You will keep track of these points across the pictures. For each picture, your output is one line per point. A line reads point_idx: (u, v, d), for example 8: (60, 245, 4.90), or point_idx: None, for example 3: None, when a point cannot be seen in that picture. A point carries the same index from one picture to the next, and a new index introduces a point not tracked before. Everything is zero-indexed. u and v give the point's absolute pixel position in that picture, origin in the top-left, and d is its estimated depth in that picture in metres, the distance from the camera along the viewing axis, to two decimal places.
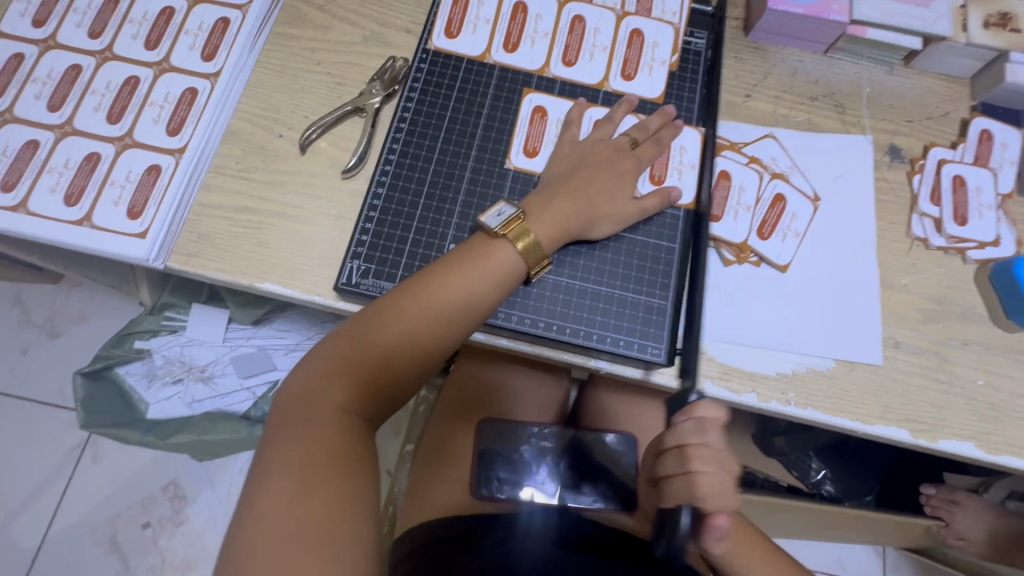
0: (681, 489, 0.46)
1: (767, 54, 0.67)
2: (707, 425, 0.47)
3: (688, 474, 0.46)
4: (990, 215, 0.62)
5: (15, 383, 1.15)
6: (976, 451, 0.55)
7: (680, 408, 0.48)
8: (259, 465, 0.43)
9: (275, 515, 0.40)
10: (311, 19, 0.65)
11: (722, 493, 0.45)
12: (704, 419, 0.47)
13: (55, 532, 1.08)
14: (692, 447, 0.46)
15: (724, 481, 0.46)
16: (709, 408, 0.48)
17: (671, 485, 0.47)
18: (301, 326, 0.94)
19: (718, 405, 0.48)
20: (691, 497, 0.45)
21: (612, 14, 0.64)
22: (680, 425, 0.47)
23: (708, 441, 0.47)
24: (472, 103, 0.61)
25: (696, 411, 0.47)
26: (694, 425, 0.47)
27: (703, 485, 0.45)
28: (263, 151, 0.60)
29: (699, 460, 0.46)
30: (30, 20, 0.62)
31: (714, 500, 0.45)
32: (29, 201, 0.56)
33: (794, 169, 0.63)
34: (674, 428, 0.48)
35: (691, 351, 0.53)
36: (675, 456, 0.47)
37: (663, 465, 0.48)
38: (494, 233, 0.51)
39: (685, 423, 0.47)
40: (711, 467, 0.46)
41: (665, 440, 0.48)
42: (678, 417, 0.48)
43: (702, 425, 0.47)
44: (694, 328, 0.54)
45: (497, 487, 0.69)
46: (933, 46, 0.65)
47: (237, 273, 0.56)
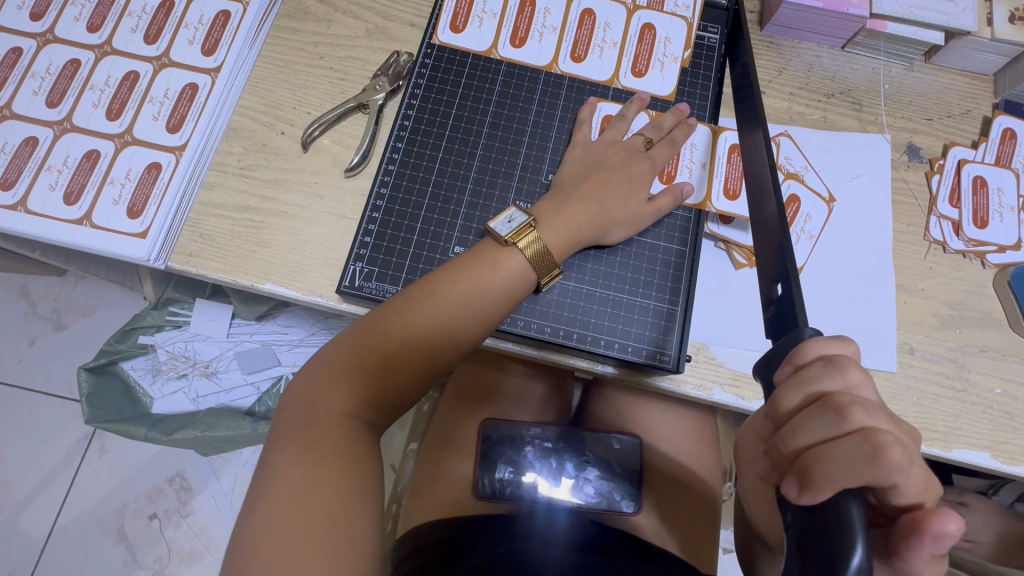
0: (852, 465, 0.30)
1: (782, 49, 0.65)
2: (844, 363, 0.34)
3: (854, 434, 0.31)
4: (1011, 217, 0.61)
5: (21, 375, 1.15)
6: (990, 462, 0.54)
7: (788, 356, 0.37)
8: (263, 468, 0.43)
9: (278, 518, 0.39)
10: (312, 12, 0.63)
11: (914, 460, 0.31)
12: (838, 357, 0.34)
13: (62, 523, 1.09)
14: (838, 396, 0.33)
15: (906, 441, 0.32)
16: (833, 346, 0.36)
17: (829, 458, 0.31)
18: (305, 321, 0.95)
19: (846, 340, 0.35)
20: (863, 471, 0.30)
21: (623, 8, 0.62)
22: (805, 371, 0.35)
23: (853, 387, 0.34)
24: (479, 99, 0.60)
25: (818, 353, 0.35)
26: (828, 366, 0.34)
27: (892, 449, 0.30)
28: (265, 149, 0.59)
29: (858, 413, 0.32)
30: (28, 13, 0.61)
31: (907, 474, 0.30)
32: (28, 199, 0.55)
33: (808, 168, 0.61)
34: (800, 374, 0.35)
35: (795, 292, 0.41)
36: (821, 411, 0.33)
37: (803, 426, 0.33)
38: (505, 241, 0.49)
39: (811, 368, 0.35)
40: (883, 424, 0.32)
41: (791, 397, 0.35)
42: (794, 365, 0.36)
43: (837, 364, 0.34)
44: (789, 270, 0.42)
45: (502, 486, 0.67)
46: (956, 41, 0.63)
47: (239, 273, 0.55)
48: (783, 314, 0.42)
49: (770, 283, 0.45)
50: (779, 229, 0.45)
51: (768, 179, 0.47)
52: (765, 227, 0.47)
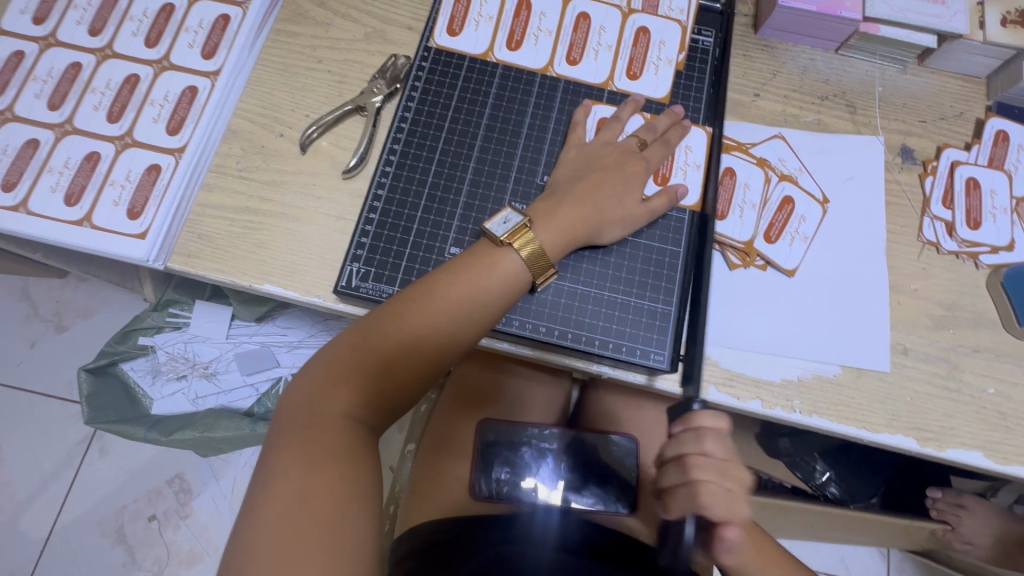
0: (683, 497, 0.46)
1: (777, 52, 0.66)
2: (704, 433, 0.46)
3: (690, 484, 0.46)
4: (1004, 218, 0.61)
5: (22, 376, 1.15)
6: (984, 461, 0.54)
7: (680, 417, 0.48)
8: (263, 469, 0.43)
9: (278, 519, 0.40)
10: (311, 16, 0.64)
11: (725, 501, 0.46)
12: (703, 427, 0.46)
13: (61, 524, 1.09)
14: (692, 457, 0.46)
15: (728, 489, 0.46)
16: (710, 418, 0.47)
17: (672, 491, 0.47)
18: (304, 323, 0.94)
19: (719, 415, 0.47)
20: (693, 504, 0.46)
21: (617, 12, 0.62)
22: (680, 434, 0.47)
23: (707, 452, 0.46)
24: (475, 101, 0.60)
25: (697, 422, 0.47)
26: (693, 433, 0.46)
27: (710, 487, 0.45)
28: (264, 151, 0.60)
29: (701, 471, 0.46)
30: (30, 18, 0.61)
31: (717, 511, 0.45)
32: (29, 201, 0.56)
33: (802, 170, 0.62)
34: (675, 438, 0.47)
35: (697, 367, 0.51)
36: (676, 464, 0.47)
37: (664, 475, 0.48)
38: (500, 241, 0.50)
39: (683, 434, 0.47)
40: (714, 479, 0.46)
41: (665, 453, 0.48)
42: (682, 425, 0.47)
43: (699, 434, 0.46)
44: (697, 345, 0.52)
45: (498, 487, 0.68)
46: (949, 44, 0.63)
47: (238, 274, 0.56)
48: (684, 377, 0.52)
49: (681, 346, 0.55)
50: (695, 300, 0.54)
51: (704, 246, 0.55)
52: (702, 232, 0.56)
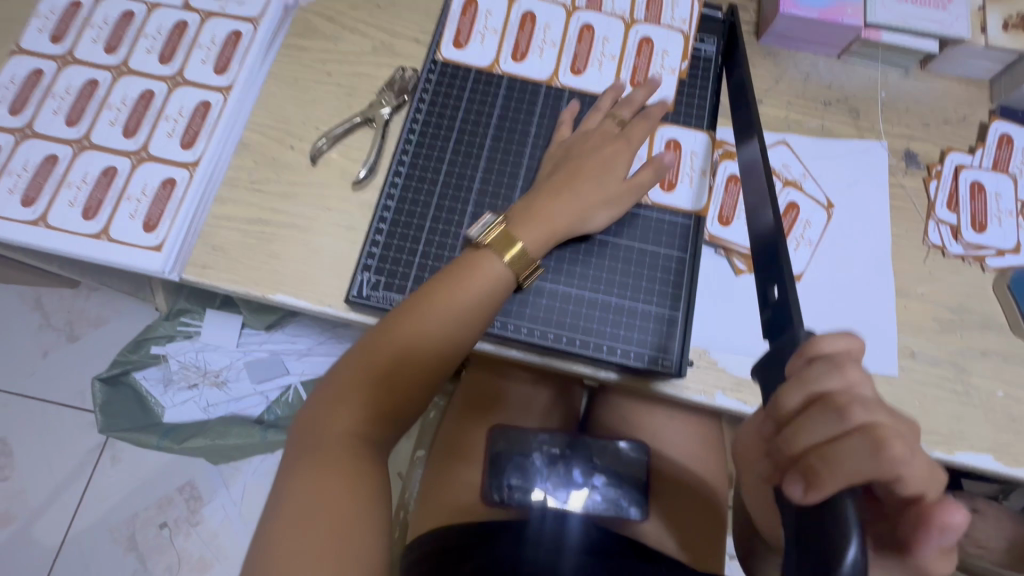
0: (857, 461, 0.31)
1: (779, 59, 0.67)
2: (841, 361, 0.34)
3: (853, 432, 0.32)
4: (1009, 221, 0.61)
5: (36, 386, 1.17)
6: (995, 464, 0.54)
7: (798, 350, 0.36)
8: (275, 488, 0.44)
9: (287, 536, 0.40)
10: (320, 31, 0.66)
11: (912, 448, 0.32)
12: (837, 354, 0.34)
13: (75, 532, 1.10)
14: (837, 395, 0.33)
15: (903, 430, 0.33)
16: (840, 343, 0.35)
17: (836, 459, 0.31)
18: (313, 330, 0.96)
19: (851, 336, 0.35)
20: (865, 467, 0.31)
21: (621, 22, 0.63)
22: (806, 368, 0.35)
23: (853, 385, 0.34)
24: (481, 112, 0.61)
25: (826, 348, 0.35)
26: (828, 367, 0.34)
27: (890, 445, 0.31)
28: (275, 163, 0.61)
29: (857, 409, 0.33)
30: (48, 37, 0.63)
31: (908, 466, 0.32)
32: (48, 215, 0.57)
33: (806, 176, 0.62)
34: (799, 373, 0.35)
35: (790, 300, 0.41)
36: (818, 413, 0.33)
37: (804, 427, 0.33)
38: (477, 243, 0.52)
39: (809, 367, 0.35)
40: (881, 419, 0.32)
41: (791, 398, 0.35)
42: (807, 357, 0.35)
43: (836, 364, 0.34)
44: (784, 274, 0.42)
45: (509, 493, 0.68)
46: (950, 49, 0.64)
47: (250, 284, 0.57)
48: (777, 318, 0.42)
49: (766, 284, 0.46)
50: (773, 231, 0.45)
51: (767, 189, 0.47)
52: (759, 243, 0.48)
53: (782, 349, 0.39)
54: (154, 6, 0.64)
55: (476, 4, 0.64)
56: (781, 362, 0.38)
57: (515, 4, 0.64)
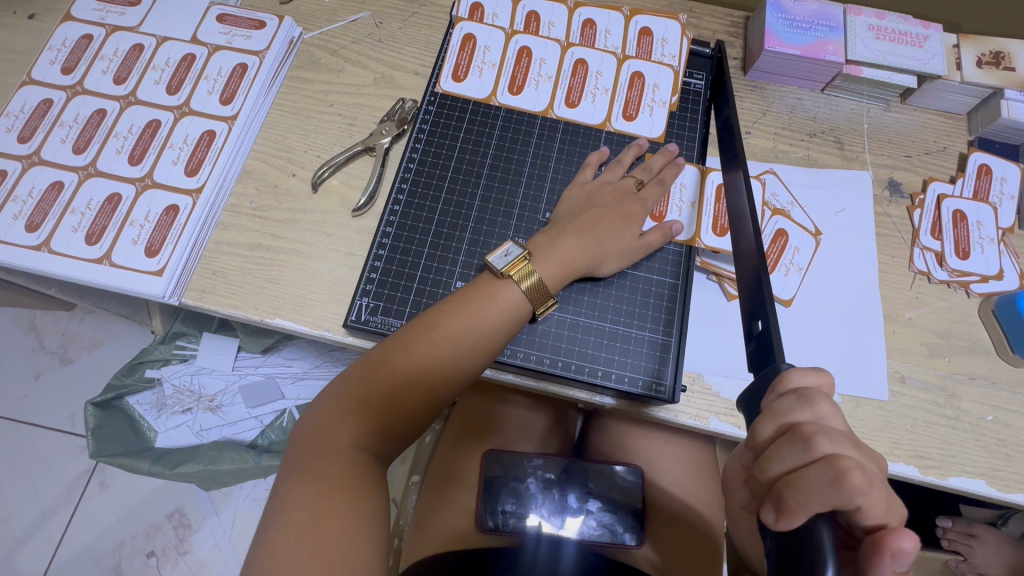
0: (820, 492, 0.31)
1: (765, 92, 0.70)
2: (812, 395, 0.35)
3: (820, 461, 0.32)
4: (992, 248, 0.63)
5: (27, 410, 1.16)
6: (986, 489, 0.54)
7: (770, 383, 0.37)
8: (274, 501, 0.43)
9: (292, 547, 0.40)
10: (324, 64, 0.68)
11: (878, 482, 0.31)
12: (807, 388, 0.35)
13: (59, 561, 1.07)
14: (805, 426, 0.34)
15: (869, 465, 0.32)
16: (809, 376, 0.36)
17: (803, 488, 0.31)
18: (309, 354, 0.97)
19: (822, 371, 0.36)
20: (829, 497, 0.30)
21: (613, 57, 0.66)
22: (779, 402, 0.36)
23: (823, 418, 0.34)
24: (479, 141, 0.63)
25: (796, 383, 0.36)
26: (798, 399, 0.35)
27: (853, 474, 0.30)
28: (277, 190, 0.62)
29: (823, 441, 0.32)
30: (59, 68, 0.65)
31: (869, 498, 0.30)
32: (51, 240, 0.58)
33: (794, 204, 0.64)
34: (773, 405, 0.36)
35: (773, 331, 0.42)
36: (788, 442, 0.34)
37: (775, 455, 0.34)
38: (500, 273, 0.52)
39: (782, 401, 0.36)
40: (849, 452, 0.32)
41: (764, 428, 0.36)
42: (777, 392, 0.37)
43: (807, 397, 0.34)
44: (766, 305, 0.44)
45: (504, 519, 0.66)
46: (928, 84, 0.67)
47: (250, 309, 0.58)
48: (764, 349, 0.43)
49: (751, 318, 0.47)
50: (756, 263, 0.47)
51: (747, 218, 0.50)
52: (744, 259, 0.50)
53: (764, 379, 0.39)
54: (163, 40, 0.66)
55: (475, 39, 0.66)
56: (759, 397, 0.39)
57: (512, 39, 0.66)
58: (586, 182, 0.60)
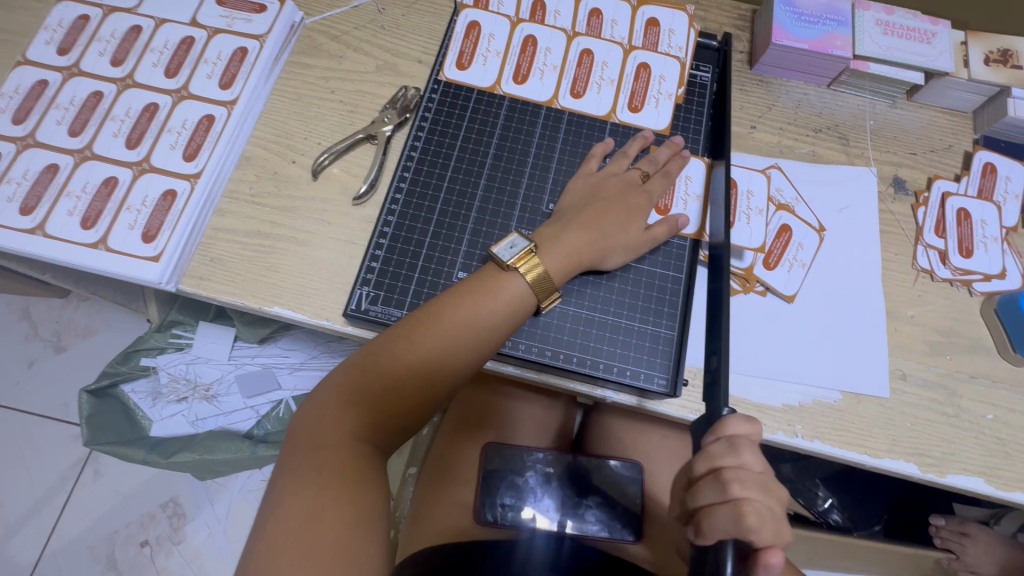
0: (723, 521, 0.41)
1: (771, 86, 0.69)
2: (740, 444, 0.43)
3: (732, 502, 0.41)
4: (995, 247, 0.63)
5: (20, 397, 1.15)
6: (985, 487, 0.54)
7: (709, 426, 0.45)
8: (273, 492, 0.43)
9: (291, 541, 0.40)
10: (326, 50, 0.67)
11: (767, 519, 0.41)
12: (736, 437, 0.43)
13: (52, 549, 1.07)
14: (728, 470, 0.42)
15: (769, 506, 0.42)
16: (742, 425, 0.44)
17: (711, 515, 0.42)
18: (306, 345, 0.96)
19: (752, 421, 0.44)
20: (732, 529, 0.41)
21: (619, 48, 0.65)
22: (713, 446, 0.44)
23: (745, 465, 0.43)
24: (483, 131, 0.63)
25: (731, 431, 0.44)
26: (728, 447, 0.43)
27: (749, 512, 0.41)
28: (277, 177, 0.61)
29: (737, 486, 0.42)
30: (55, 48, 0.64)
31: (761, 531, 0.41)
32: (46, 224, 0.57)
33: (798, 200, 0.64)
34: (709, 449, 0.44)
35: (722, 372, 0.49)
36: (712, 481, 0.43)
37: (700, 491, 0.44)
38: (505, 266, 0.51)
39: (715, 445, 0.44)
40: (756, 494, 0.42)
41: (699, 465, 0.44)
42: (716, 436, 0.44)
43: (735, 447, 0.43)
44: (721, 347, 0.50)
45: (502, 513, 0.67)
46: (935, 81, 0.66)
47: (248, 296, 0.57)
48: (711, 387, 0.51)
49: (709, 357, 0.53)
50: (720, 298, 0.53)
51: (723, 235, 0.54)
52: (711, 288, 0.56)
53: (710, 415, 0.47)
54: (162, 22, 0.65)
55: (479, 27, 0.66)
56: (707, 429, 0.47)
57: (517, 28, 0.66)
58: (592, 174, 0.60)
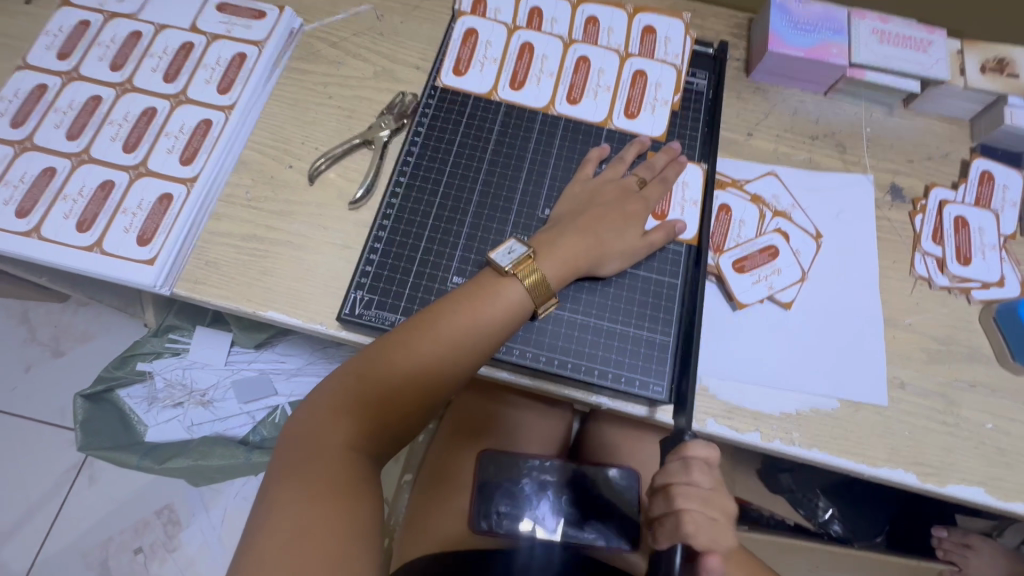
0: (670, 531, 0.47)
1: (768, 94, 0.69)
2: (693, 463, 0.48)
3: (675, 514, 0.47)
4: (993, 255, 0.62)
5: (15, 402, 1.14)
6: (985, 497, 0.54)
7: (674, 447, 0.49)
8: (263, 500, 0.43)
9: (282, 551, 0.40)
10: (324, 56, 0.68)
11: (706, 528, 0.47)
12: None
13: (45, 556, 1.06)
14: (677, 486, 0.48)
15: (709, 517, 0.48)
16: (701, 448, 0.48)
17: (663, 528, 0.48)
18: (304, 350, 0.95)
19: (711, 445, 0.48)
20: (673, 538, 0.47)
21: (616, 55, 0.65)
22: (669, 464, 0.49)
23: (695, 480, 0.47)
24: (480, 136, 0.63)
25: (688, 453, 0.48)
26: (680, 465, 0.48)
27: (688, 524, 0.47)
28: (273, 181, 0.62)
29: (682, 499, 0.47)
30: (55, 53, 0.64)
31: (700, 538, 0.47)
32: (41, 226, 0.57)
33: (795, 206, 0.64)
34: (663, 467, 0.49)
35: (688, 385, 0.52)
36: (663, 495, 0.49)
37: (652, 504, 0.50)
38: (504, 271, 0.51)
39: (673, 463, 0.49)
40: (697, 506, 0.47)
41: (652, 480, 0.50)
42: (678, 456, 0.48)
43: (686, 465, 0.48)
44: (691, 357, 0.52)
45: (498, 521, 0.65)
46: (931, 90, 0.66)
47: (242, 300, 0.57)
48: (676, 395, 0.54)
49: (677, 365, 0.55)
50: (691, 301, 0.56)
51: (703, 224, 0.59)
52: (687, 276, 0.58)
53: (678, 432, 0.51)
54: (161, 28, 0.66)
55: (476, 34, 0.66)
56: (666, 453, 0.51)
57: (514, 35, 0.66)
58: (588, 178, 0.60)
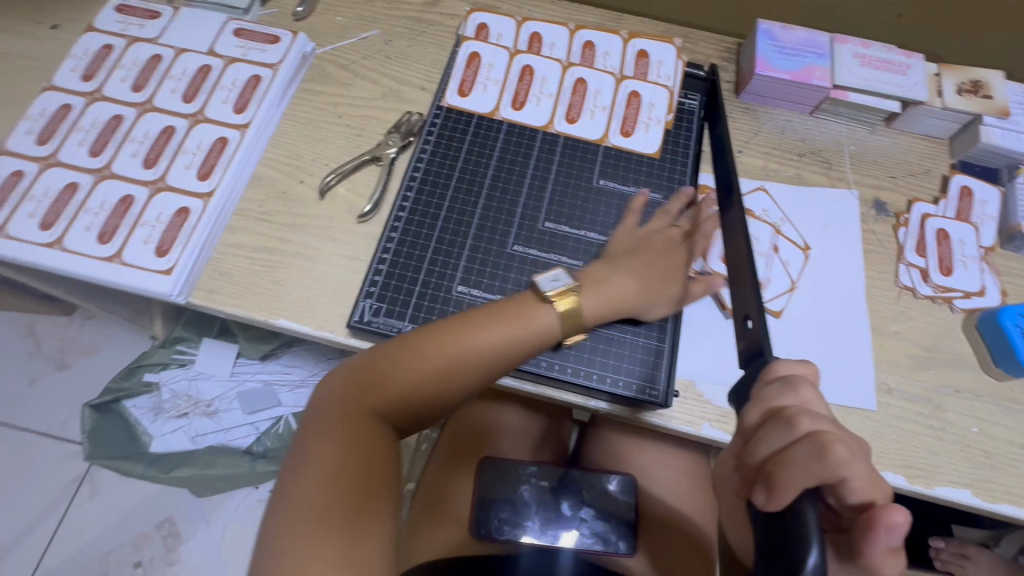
0: (802, 460, 0.36)
1: (757, 114, 0.73)
2: (797, 382, 0.41)
3: (806, 438, 0.37)
4: (974, 266, 0.65)
5: (20, 414, 1.16)
6: (972, 499, 0.55)
7: (759, 372, 0.44)
8: (286, 499, 0.45)
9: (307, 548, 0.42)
10: (334, 78, 0.71)
11: (858, 456, 0.37)
12: (794, 376, 0.42)
13: (45, 568, 1.06)
14: (790, 407, 0.40)
15: (853, 444, 0.38)
16: (797, 365, 0.43)
17: (784, 464, 0.37)
18: (308, 361, 0.97)
19: (807, 362, 0.42)
20: (816, 469, 0.36)
21: (612, 77, 0.69)
22: (765, 389, 0.42)
23: (806, 402, 0.40)
24: (483, 153, 0.66)
25: (783, 371, 0.43)
26: (782, 384, 0.41)
27: (835, 447, 0.36)
28: (285, 196, 0.64)
29: (806, 420, 0.38)
30: (79, 75, 0.68)
31: (851, 468, 0.36)
32: (64, 238, 0.60)
33: (784, 220, 0.67)
34: (760, 393, 0.42)
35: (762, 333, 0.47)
36: (774, 424, 0.39)
37: (763, 438, 0.39)
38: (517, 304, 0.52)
39: (769, 387, 0.42)
40: (828, 428, 0.38)
41: (753, 413, 0.42)
42: (763, 379, 0.43)
43: (789, 383, 0.41)
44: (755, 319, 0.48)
45: (498, 527, 0.67)
46: (912, 110, 0.70)
47: (254, 309, 0.59)
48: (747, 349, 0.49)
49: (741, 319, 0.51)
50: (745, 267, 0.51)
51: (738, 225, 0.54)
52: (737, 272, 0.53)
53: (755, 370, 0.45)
54: (180, 52, 0.69)
55: (480, 58, 0.70)
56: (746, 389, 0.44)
57: (515, 58, 0.70)
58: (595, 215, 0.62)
